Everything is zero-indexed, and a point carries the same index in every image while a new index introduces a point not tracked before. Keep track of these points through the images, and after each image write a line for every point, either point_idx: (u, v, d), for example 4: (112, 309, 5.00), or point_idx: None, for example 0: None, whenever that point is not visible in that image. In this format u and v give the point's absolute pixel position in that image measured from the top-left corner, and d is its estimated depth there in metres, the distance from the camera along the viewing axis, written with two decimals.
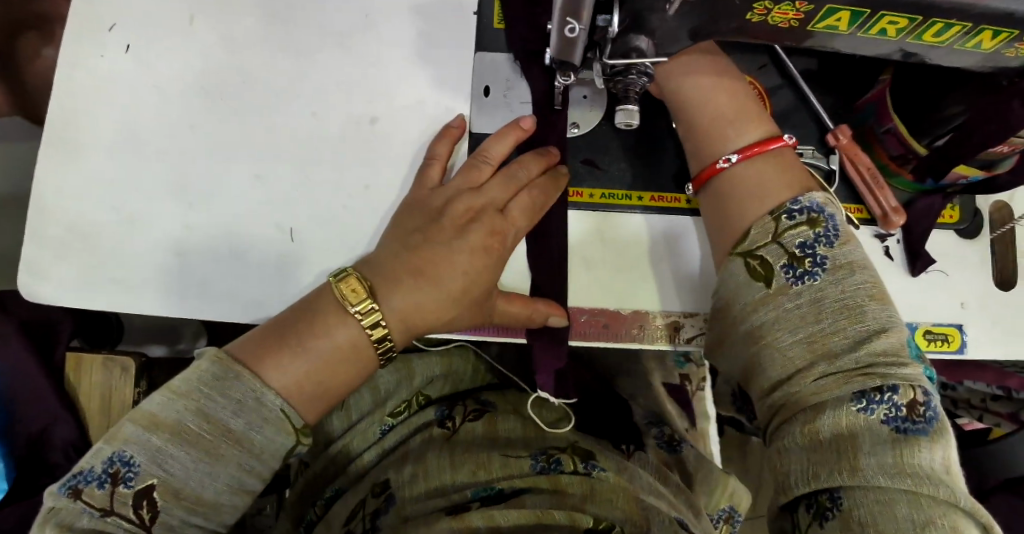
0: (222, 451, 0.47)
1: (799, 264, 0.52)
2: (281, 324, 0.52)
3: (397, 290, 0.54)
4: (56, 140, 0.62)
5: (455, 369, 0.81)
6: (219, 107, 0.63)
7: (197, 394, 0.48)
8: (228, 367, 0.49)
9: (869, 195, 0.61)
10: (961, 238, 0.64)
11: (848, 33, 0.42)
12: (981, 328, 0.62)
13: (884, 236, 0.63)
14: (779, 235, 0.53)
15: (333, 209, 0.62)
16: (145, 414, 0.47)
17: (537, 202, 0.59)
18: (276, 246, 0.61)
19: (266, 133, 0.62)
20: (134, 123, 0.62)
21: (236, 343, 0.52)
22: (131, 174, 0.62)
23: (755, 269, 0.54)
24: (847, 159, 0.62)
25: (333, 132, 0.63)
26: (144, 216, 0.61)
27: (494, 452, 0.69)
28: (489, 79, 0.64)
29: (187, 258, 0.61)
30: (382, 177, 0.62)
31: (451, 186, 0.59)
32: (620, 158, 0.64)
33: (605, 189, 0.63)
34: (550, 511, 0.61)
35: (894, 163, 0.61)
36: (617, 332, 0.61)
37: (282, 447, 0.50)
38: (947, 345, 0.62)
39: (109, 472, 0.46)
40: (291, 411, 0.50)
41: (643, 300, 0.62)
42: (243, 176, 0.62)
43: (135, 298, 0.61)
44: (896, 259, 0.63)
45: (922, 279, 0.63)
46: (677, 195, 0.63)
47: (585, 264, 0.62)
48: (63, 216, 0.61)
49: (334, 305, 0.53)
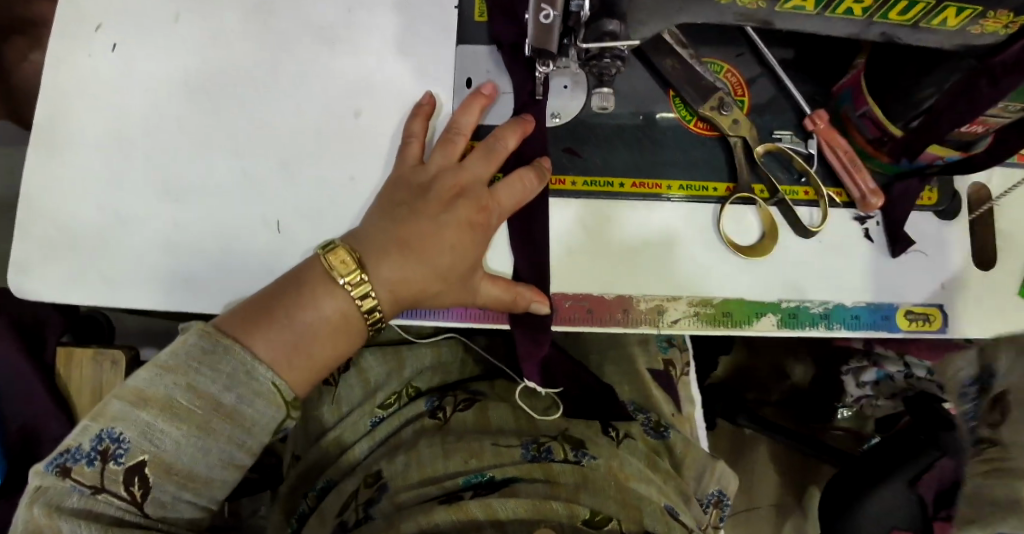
0: (213, 426, 0.48)
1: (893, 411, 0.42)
2: (268, 295, 0.52)
3: (382, 265, 0.55)
4: (43, 139, 0.63)
5: (443, 362, 0.83)
6: (205, 105, 0.63)
7: (186, 368, 0.48)
8: (216, 340, 0.49)
9: (848, 178, 0.62)
10: (941, 220, 0.64)
11: (815, 13, 0.43)
12: (960, 307, 0.63)
13: (863, 219, 0.64)
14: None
15: (318, 201, 0.63)
16: (133, 389, 0.47)
17: (523, 186, 0.59)
18: (263, 239, 0.62)
19: (251, 128, 0.63)
20: (121, 121, 0.63)
21: (223, 316, 0.52)
22: (118, 171, 0.63)
23: None
24: (825, 144, 0.63)
25: (317, 125, 0.63)
26: (131, 212, 0.62)
27: (486, 441, 0.70)
28: (470, 71, 0.65)
29: (174, 253, 0.62)
30: (366, 169, 0.63)
31: (434, 163, 0.59)
32: (601, 145, 0.64)
33: (587, 177, 0.63)
34: (548, 502, 0.61)
35: (871, 146, 0.61)
36: (602, 317, 0.62)
37: (274, 421, 0.51)
38: (928, 325, 0.63)
39: (98, 449, 0.46)
40: (282, 384, 0.50)
41: (626, 284, 0.62)
42: (228, 171, 0.63)
43: (122, 293, 0.61)
44: (876, 241, 0.64)
45: (901, 261, 0.64)
46: (657, 182, 0.63)
47: (568, 252, 0.63)
48: (52, 212, 0.62)
49: (320, 274, 0.53)
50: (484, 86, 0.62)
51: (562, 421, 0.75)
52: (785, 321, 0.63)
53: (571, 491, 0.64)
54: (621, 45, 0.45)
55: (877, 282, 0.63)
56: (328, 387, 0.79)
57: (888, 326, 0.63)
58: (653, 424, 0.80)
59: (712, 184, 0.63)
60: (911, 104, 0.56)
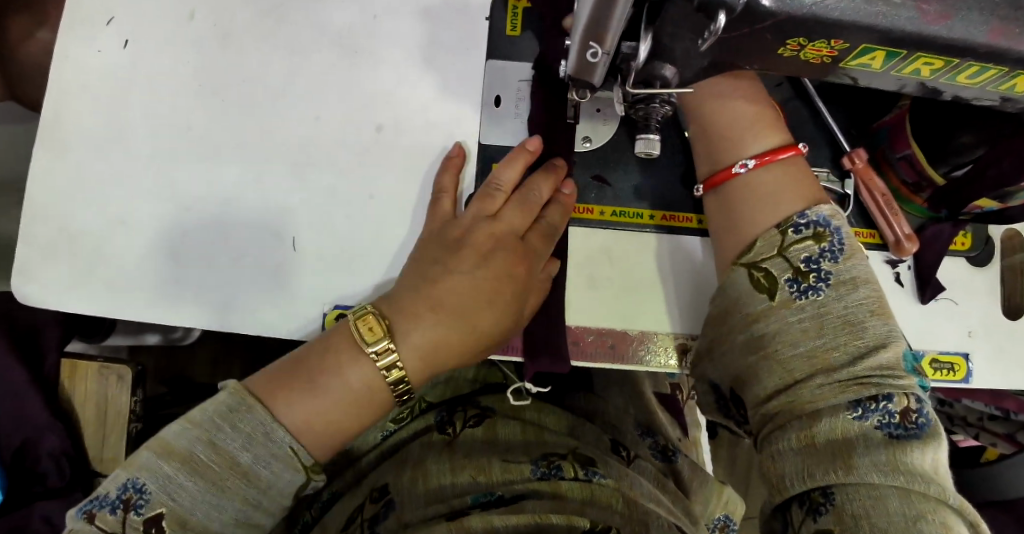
0: (228, 483, 0.49)
1: (804, 279, 0.52)
2: (295, 362, 0.53)
3: (415, 326, 0.54)
4: (46, 138, 0.60)
5: (457, 375, 0.81)
6: (221, 113, 0.60)
7: (209, 425, 0.49)
8: (242, 398, 0.50)
9: (883, 221, 0.60)
10: (973, 266, 0.64)
11: (881, 70, 0.40)
12: (988, 357, 0.62)
13: (895, 262, 0.62)
14: (785, 250, 0.53)
15: (335, 219, 0.60)
16: (160, 442, 0.49)
17: (548, 229, 0.59)
18: (275, 254, 0.60)
19: (266, 136, 0.60)
20: (130, 124, 0.60)
21: (259, 379, 0.53)
22: (126, 174, 0.60)
23: (759, 280, 0.53)
24: (863, 183, 0.61)
25: (335, 137, 0.61)
26: (139, 218, 0.60)
27: (494, 459, 0.70)
28: (499, 88, 0.63)
29: (183, 264, 0.59)
30: (387, 185, 0.61)
31: (468, 216, 0.58)
32: (629, 177, 0.63)
33: (616, 207, 0.63)
34: (547, 514, 0.61)
35: (907, 189, 0.60)
36: (623, 353, 0.61)
37: (291, 484, 0.51)
38: (953, 374, 0.61)
39: (122, 498, 0.48)
40: (300, 450, 0.51)
41: (650, 321, 0.61)
42: (243, 178, 0.60)
43: (125, 305, 0.59)
44: (906, 285, 0.62)
45: (931, 305, 0.62)
46: (688, 215, 0.63)
47: (590, 284, 0.62)
48: (56, 217, 0.60)
49: (349, 343, 0.53)
50: (530, 141, 0.59)
51: (573, 441, 0.74)
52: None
53: (575, 504, 0.64)
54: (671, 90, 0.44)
55: (907, 326, 0.62)
56: None
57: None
58: (661, 447, 0.81)
59: None
60: (956, 155, 0.54)
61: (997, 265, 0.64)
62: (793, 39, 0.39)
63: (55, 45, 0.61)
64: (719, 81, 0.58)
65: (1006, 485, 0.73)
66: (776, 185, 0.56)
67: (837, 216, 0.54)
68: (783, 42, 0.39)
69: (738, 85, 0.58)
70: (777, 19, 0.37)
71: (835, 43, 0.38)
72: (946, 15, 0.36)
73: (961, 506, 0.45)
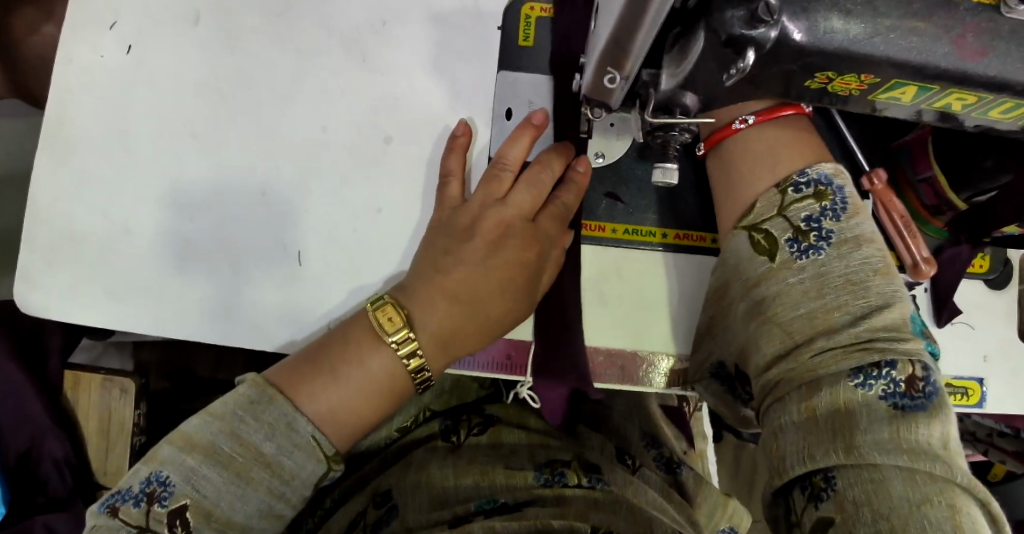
0: (252, 474, 0.48)
1: (805, 238, 0.50)
2: (307, 358, 0.53)
3: (432, 313, 0.54)
4: (47, 142, 0.59)
5: (463, 383, 0.81)
6: (225, 119, 0.59)
7: (231, 417, 0.49)
8: (262, 390, 0.50)
9: (902, 243, 0.58)
10: (992, 289, 0.63)
11: (911, 104, 0.39)
12: (1002, 382, 0.61)
13: (911, 286, 0.61)
14: (785, 209, 0.52)
15: (341, 235, 0.59)
16: (181, 436, 0.48)
17: (560, 211, 0.58)
18: (280, 268, 0.58)
19: (271, 144, 0.59)
20: (133, 129, 0.59)
21: (281, 370, 0.53)
22: (129, 181, 0.59)
23: (759, 241, 0.53)
24: (881, 204, 0.59)
25: (342, 148, 0.59)
26: (143, 227, 0.58)
27: (499, 466, 0.69)
28: (511, 101, 0.61)
29: (186, 274, 0.58)
30: (395, 201, 0.60)
31: (476, 201, 0.57)
32: (643, 194, 0.62)
33: (629, 225, 0.61)
34: (550, 522, 0.60)
35: (927, 212, 0.59)
36: (633, 376, 0.60)
37: (313, 474, 0.51)
38: (966, 399, 0.61)
39: (146, 491, 0.47)
40: (321, 437, 0.51)
41: (660, 342, 0.60)
42: (246, 189, 0.59)
43: (125, 314, 0.58)
44: (921, 310, 0.62)
45: (946, 328, 0.62)
46: (701, 234, 0.62)
47: (601, 302, 0.61)
48: (57, 222, 0.58)
49: (370, 333, 0.53)
50: (534, 115, 0.59)
51: (578, 447, 0.74)
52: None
53: (580, 511, 0.63)
54: (692, 119, 0.42)
55: None
56: None
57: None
58: (666, 459, 0.80)
59: None
60: (981, 181, 0.54)
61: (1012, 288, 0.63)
62: (821, 73, 0.38)
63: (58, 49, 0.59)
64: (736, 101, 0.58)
65: None
66: (788, 145, 0.54)
67: (840, 175, 0.53)
68: (811, 76, 0.38)
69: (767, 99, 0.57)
70: (804, 52, 0.36)
71: (864, 77, 0.37)
72: (983, 52, 0.35)
73: (971, 484, 0.42)
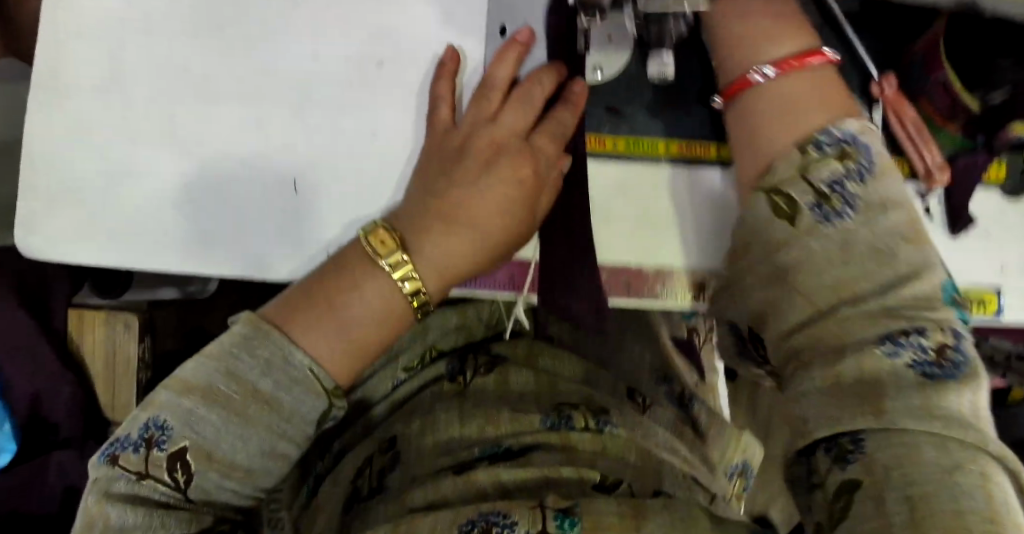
0: (250, 414, 0.50)
1: (829, 203, 0.51)
2: (307, 286, 0.54)
3: (426, 237, 0.54)
4: (42, 86, 0.58)
5: (467, 322, 0.80)
6: (214, 59, 0.58)
7: (227, 356, 0.51)
8: (258, 326, 0.52)
9: (914, 150, 0.57)
10: (1005, 198, 0.60)
11: None
12: (1020, 296, 0.60)
13: (925, 196, 0.58)
14: (808, 170, 0.52)
15: (340, 164, 0.58)
16: (179, 380, 0.50)
17: (556, 130, 0.57)
18: (281, 201, 0.58)
19: (264, 75, 0.58)
20: (125, 68, 0.58)
21: (278, 306, 0.54)
22: (121, 123, 0.58)
23: (779, 203, 0.52)
24: (892, 112, 0.57)
25: (336, 75, 0.58)
26: (140, 168, 0.58)
27: (505, 409, 0.69)
28: (504, 17, 0.59)
29: (186, 214, 0.58)
30: (394, 128, 0.59)
31: (468, 123, 0.58)
32: (649, 112, 0.60)
33: (631, 138, 0.60)
34: (557, 469, 0.62)
35: (940, 116, 0.57)
36: (639, 290, 0.59)
37: (312, 411, 0.53)
38: (983, 309, 0.59)
39: (144, 437, 0.49)
40: (318, 369, 0.52)
41: (668, 256, 0.59)
42: (240, 122, 0.58)
43: (129, 257, 0.58)
44: (936, 220, 0.59)
45: (963, 240, 0.59)
46: (706, 147, 0.60)
47: (608, 217, 0.59)
48: (54, 168, 0.58)
49: (363, 258, 0.54)
50: (519, 32, 0.57)
51: (586, 389, 0.74)
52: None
53: (588, 457, 0.65)
54: None
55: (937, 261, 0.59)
56: None
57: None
58: (677, 394, 0.83)
59: None
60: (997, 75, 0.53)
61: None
62: None
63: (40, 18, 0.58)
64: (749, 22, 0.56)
65: None
66: (817, 96, 0.54)
67: (866, 131, 0.53)
68: None
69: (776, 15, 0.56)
70: None
71: None
72: None
73: (1000, 453, 0.45)
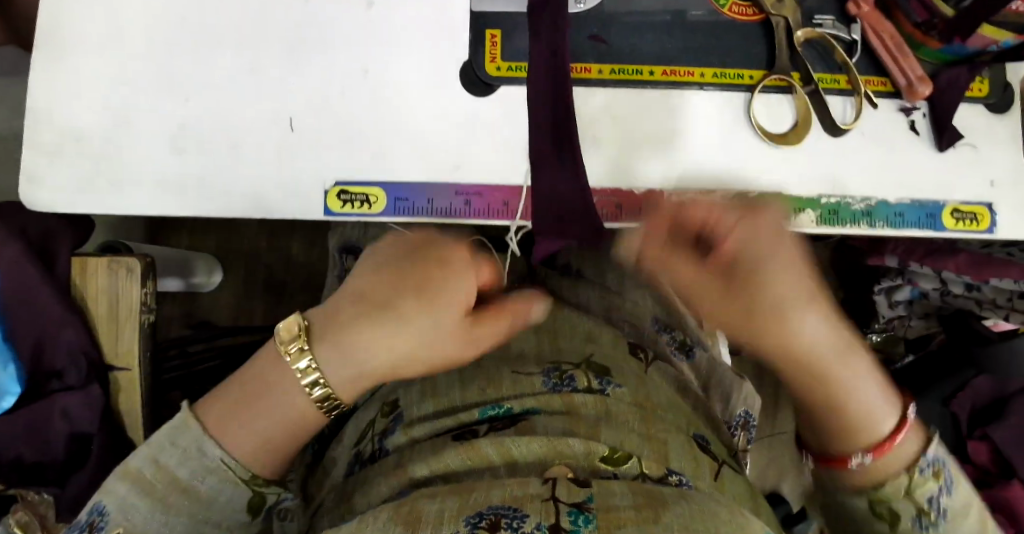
0: (172, 501, 0.58)
1: (926, 517, 0.66)
2: (235, 382, 0.61)
3: (338, 340, 0.60)
4: (42, 42, 0.68)
5: None
6: (223, 17, 0.70)
7: (155, 446, 0.58)
8: (184, 420, 0.59)
9: (895, 64, 0.75)
10: (994, 112, 0.78)
11: None
12: (1004, 204, 0.76)
13: (911, 111, 0.76)
14: (912, 495, 0.67)
15: (331, 91, 0.69)
16: (121, 468, 0.58)
17: (462, 286, 0.61)
18: (277, 134, 0.68)
19: (255, 17, 0.70)
20: (124, 25, 0.68)
21: (206, 402, 0.61)
22: (128, 75, 0.68)
23: (884, 512, 0.69)
24: (871, 29, 0.76)
25: (324, 13, 0.71)
26: (138, 113, 0.68)
27: (505, 370, 0.72)
28: None
29: (183, 154, 0.67)
30: (378, 61, 0.70)
31: (385, 254, 0.64)
32: (631, 38, 0.76)
33: (619, 66, 0.75)
34: (564, 439, 0.61)
35: (920, 30, 0.74)
36: (635, 206, 0.74)
37: (234, 497, 0.60)
38: (977, 224, 0.76)
39: (87, 521, 0.56)
40: (230, 461, 0.59)
41: (671, 175, 0.74)
42: (233, 64, 0.69)
43: (130, 199, 0.67)
44: (924, 134, 0.76)
45: (949, 151, 0.76)
46: (691, 71, 0.75)
47: (625, 123, 0.75)
48: (58, 120, 0.67)
49: (273, 350, 0.62)
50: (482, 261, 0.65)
51: (585, 350, 0.76)
52: (825, 218, 0.75)
53: (592, 425, 0.64)
54: None
55: (906, 182, 0.76)
56: None
57: (932, 223, 0.75)
58: (680, 343, 0.88)
59: (744, 74, 0.75)
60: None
61: (974, 126, 0.77)
62: None
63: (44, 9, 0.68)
64: (763, 221, 0.65)
65: None
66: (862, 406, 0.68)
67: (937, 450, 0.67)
68: None
69: (752, 221, 0.65)
70: None
71: None
72: None
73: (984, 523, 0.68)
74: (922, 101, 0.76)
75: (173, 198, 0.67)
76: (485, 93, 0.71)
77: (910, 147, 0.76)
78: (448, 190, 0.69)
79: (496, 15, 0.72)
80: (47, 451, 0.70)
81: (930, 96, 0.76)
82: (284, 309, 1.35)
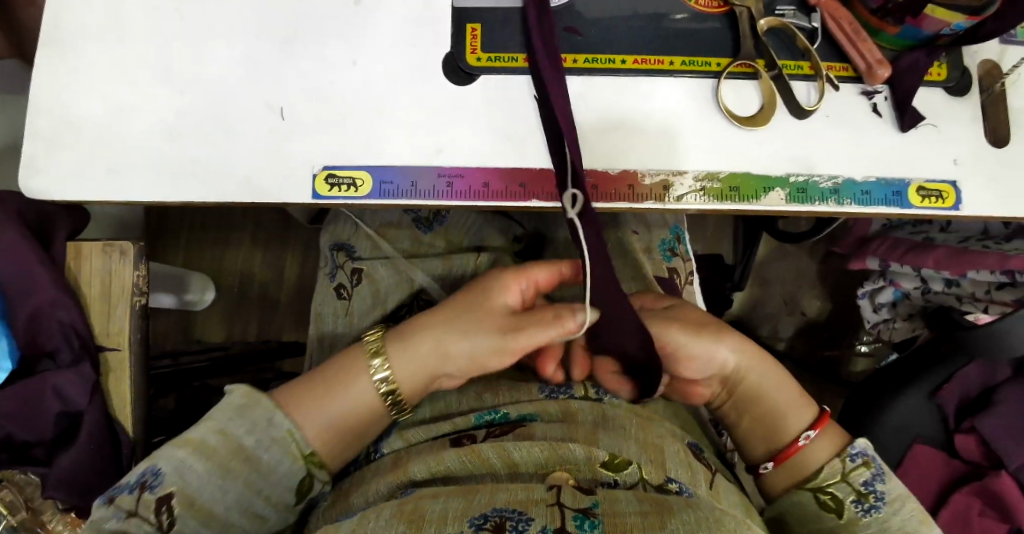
0: (233, 467, 0.58)
1: (866, 499, 0.64)
2: (313, 378, 0.65)
3: (410, 348, 0.65)
4: (47, 39, 0.68)
5: (455, 269, 0.85)
6: (214, 10, 0.69)
7: (221, 416, 0.60)
8: (255, 396, 0.62)
9: (854, 50, 0.70)
10: (951, 95, 0.71)
11: None
12: (973, 183, 0.69)
13: (871, 94, 0.71)
14: (847, 475, 0.66)
15: (320, 83, 0.68)
16: (179, 436, 0.59)
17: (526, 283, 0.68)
18: (267, 122, 0.67)
19: (250, 13, 0.69)
20: (124, 22, 0.68)
21: (280, 390, 0.65)
22: (127, 67, 0.67)
23: (826, 502, 0.66)
24: (829, 16, 0.71)
25: (320, 10, 0.70)
26: (133, 102, 0.66)
27: (504, 379, 0.74)
28: None
29: (175, 139, 0.66)
30: (368, 54, 0.69)
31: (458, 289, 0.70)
32: (597, 23, 0.71)
33: (588, 55, 0.70)
34: (566, 444, 0.60)
35: (874, 17, 0.69)
36: (604, 191, 0.67)
37: (289, 473, 0.61)
38: (942, 202, 0.68)
39: (139, 481, 0.57)
40: (296, 434, 0.61)
41: (632, 160, 0.68)
42: (225, 55, 0.68)
43: (125, 185, 0.65)
44: (886, 116, 0.70)
45: (913, 134, 0.70)
46: (659, 58, 0.70)
47: (585, 102, 0.70)
48: (56, 109, 0.66)
49: (358, 362, 0.66)
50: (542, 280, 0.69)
51: None
52: (794, 196, 0.68)
53: (589, 431, 0.64)
54: None
55: (886, 162, 0.69)
56: (342, 301, 0.85)
57: (900, 201, 0.68)
58: None
59: (715, 60, 0.71)
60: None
61: (933, 106, 0.71)
62: None
63: (47, 10, 0.68)
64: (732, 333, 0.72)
65: (1017, 341, 0.73)
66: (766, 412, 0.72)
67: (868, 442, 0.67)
68: None
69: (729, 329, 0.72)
70: None
71: None
72: None
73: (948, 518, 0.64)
74: (883, 83, 0.71)
75: (171, 182, 0.65)
76: (467, 82, 0.69)
77: (872, 129, 0.70)
78: (432, 172, 0.67)
79: (476, 10, 0.71)
80: (38, 431, 0.67)
81: (889, 79, 0.70)
82: (280, 316, 1.34)
